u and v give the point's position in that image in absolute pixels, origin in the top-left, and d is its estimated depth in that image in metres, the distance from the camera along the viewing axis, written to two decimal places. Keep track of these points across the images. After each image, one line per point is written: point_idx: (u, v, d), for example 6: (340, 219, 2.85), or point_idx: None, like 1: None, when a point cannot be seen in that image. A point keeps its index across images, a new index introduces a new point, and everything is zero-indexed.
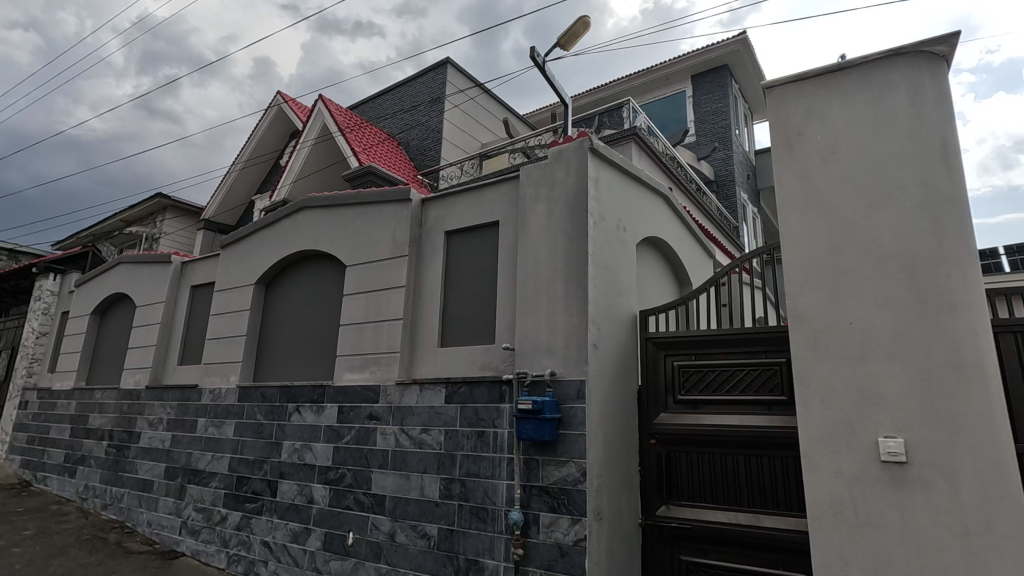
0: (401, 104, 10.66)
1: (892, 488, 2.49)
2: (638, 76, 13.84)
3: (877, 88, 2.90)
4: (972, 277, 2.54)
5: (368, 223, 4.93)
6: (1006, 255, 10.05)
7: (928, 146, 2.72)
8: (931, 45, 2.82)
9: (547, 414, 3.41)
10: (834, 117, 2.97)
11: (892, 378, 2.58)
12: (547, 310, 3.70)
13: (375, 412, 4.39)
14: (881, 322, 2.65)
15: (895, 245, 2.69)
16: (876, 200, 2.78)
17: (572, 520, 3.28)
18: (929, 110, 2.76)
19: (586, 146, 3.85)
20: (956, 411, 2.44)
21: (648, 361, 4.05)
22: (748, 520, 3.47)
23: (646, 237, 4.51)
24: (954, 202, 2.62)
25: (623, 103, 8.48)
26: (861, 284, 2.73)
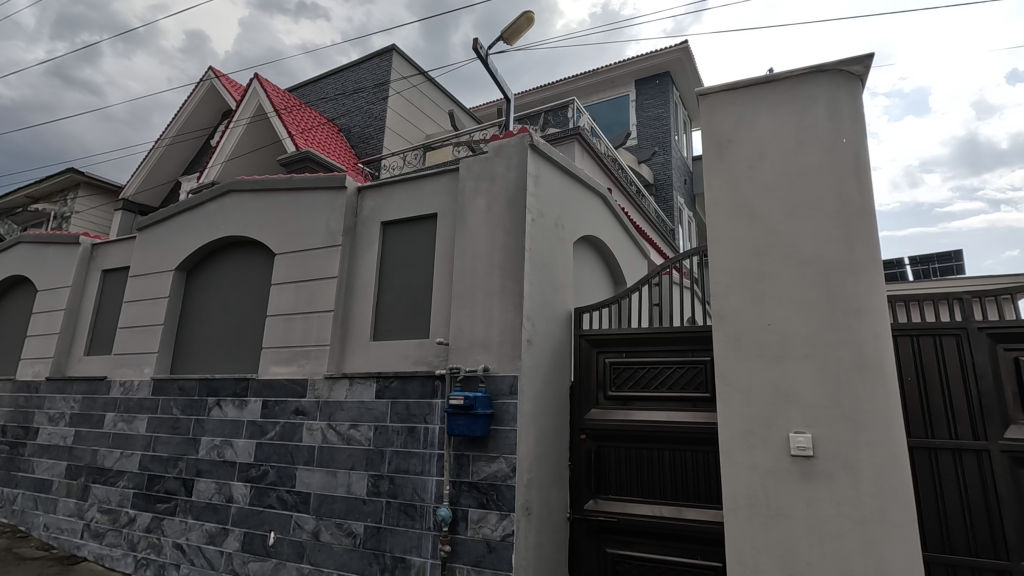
0: (342, 89, 10.30)
1: (801, 481, 2.64)
2: (584, 78, 14.05)
3: (800, 102, 3.05)
4: (877, 284, 2.72)
5: (300, 210, 4.72)
6: (910, 265, 10.99)
7: (843, 160, 2.90)
8: (848, 65, 3.01)
9: (478, 410, 3.37)
10: (761, 128, 3.10)
11: (804, 376, 2.73)
12: (483, 305, 3.68)
13: (302, 407, 4.23)
14: (796, 323, 2.80)
15: (811, 252, 2.84)
16: (796, 207, 2.93)
17: (500, 515, 3.28)
18: (846, 126, 2.94)
19: (527, 142, 3.85)
20: (859, 408, 2.61)
21: (581, 358, 4.12)
22: (670, 513, 3.60)
23: (584, 235, 4.58)
24: (863, 214, 2.80)
25: (568, 103, 8.57)
26: (779, 288, 2.87)
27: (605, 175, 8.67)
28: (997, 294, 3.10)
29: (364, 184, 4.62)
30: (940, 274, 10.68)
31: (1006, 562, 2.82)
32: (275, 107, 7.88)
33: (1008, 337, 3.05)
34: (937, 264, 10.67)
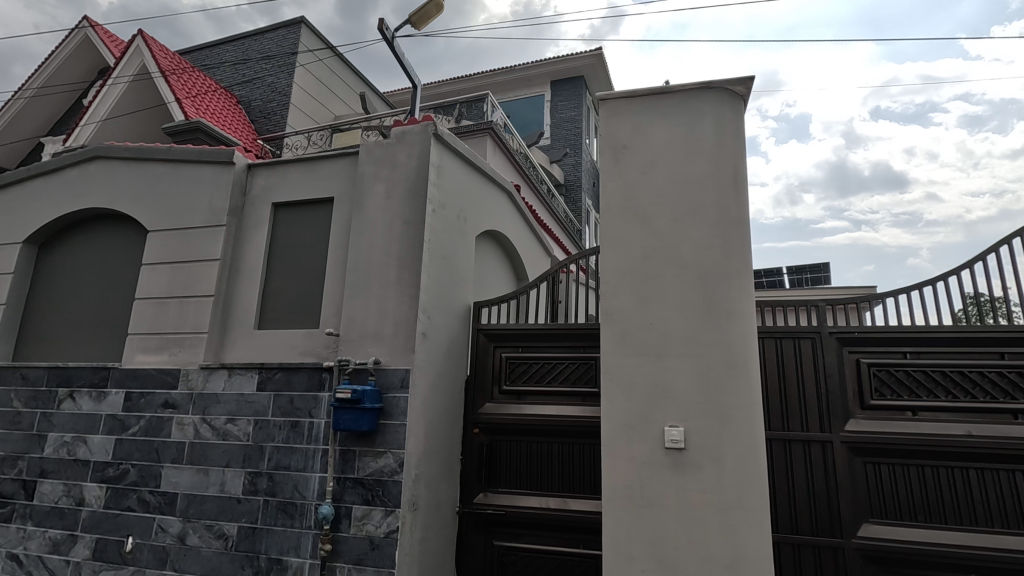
0: (242, 58, 9.55)
1: (672, 471, 2.81)
2: (502, 73, 14.10)
3: (689, 114, 3.24)
4: (747, 290, 2.97)
5: (180, 184, 4.30)
6: (788, 274, 12.15)
7: (724, 173, 3.12)
8: (731, 86, 3.24)
9: (366, 404, 3.26)
10: (653, 136, 3.25)
11: (680, 373, 2.91)
12: (377, 296, 3.56)
13: (172, 400, 3.86)
14: (676, 323, 2.97)
15: (692, 257, 3.03)
16: (681, 214, 3.10)
17: (385, 512, 3.20)
18: (729, 142, 3.16)
19: (430, 130, 3.77)
20: (726, 404, 2.83)
21: (478, 352, 4.12)
22: (556, 504, 3.70)
23: (488, 230, 4.59)
24: (738, 224, 3.03)
25: (484, 97, 8.54)
26: (663, 289, 3.02)
27: (517, 171, 8.75)
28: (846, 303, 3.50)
29: (255, 161, 4.31)
30: (811, 283, 11.90)
31: (840, 539, 3.19)
32: (161, 67, 7.14)
33: (852, 341, 3.46)
34: (809, 275, 11.90)
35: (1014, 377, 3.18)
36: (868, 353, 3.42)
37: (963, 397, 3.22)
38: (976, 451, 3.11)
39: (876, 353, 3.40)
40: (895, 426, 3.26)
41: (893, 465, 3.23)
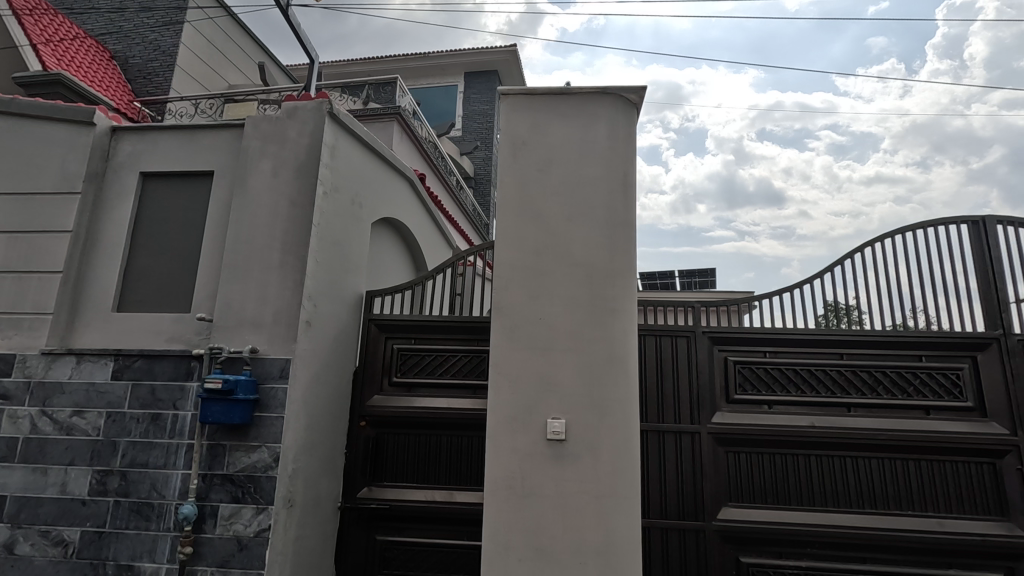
0: (117, 7, 8.51)
1: (553, 462, 2.89)
2: (414, 59, 13.78)
3: (586, 117, 3.34)
4: (630, 289, 3.13)
5: (26, 142, 3.74)
6: (679, 277, 13.01)
7: (614, 176, 3.25)
8: (625, 94, 3.38)
9: (239, 395, 3.04)
10: (551, 134, 3.32)
11: (565, 367, 3.00)
12: (258, 280, 3.33)
13: (4, 390, 3.36)
14: (563, 319, 3.06)
15: (582, 255, 3.13)
16: (573, 213, 3.19)
17: (256, 510, 3.01)
18: (620, 146, 3.31)
19: (325, 109, 3.59)
20: (606, 397, 2.96)
21: (368, 343, 3.99)
22: (442, 496, 3.68)
23: (385, 217, 4.45)
24: (625, 226, 3.18)
25: (394, 81, 8.28)
26: (553, 285, 3.10)
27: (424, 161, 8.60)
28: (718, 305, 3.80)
29: (121, 124, 3.85)
30: (698, 287, 12.84)
31: (701, 522, 3.46)
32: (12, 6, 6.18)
33: (721, 341, 3.76)
34: (698, 279, 12.82)
35: (850, 375, 3.63)
36: (735, 351, 3.75)
37: (809, 393, 3.62)
38: (817, 440, 3.50)
39: (741, 351, 3.74)
40: (753, 418, 3.60)
41: (749, 453, 3.56)
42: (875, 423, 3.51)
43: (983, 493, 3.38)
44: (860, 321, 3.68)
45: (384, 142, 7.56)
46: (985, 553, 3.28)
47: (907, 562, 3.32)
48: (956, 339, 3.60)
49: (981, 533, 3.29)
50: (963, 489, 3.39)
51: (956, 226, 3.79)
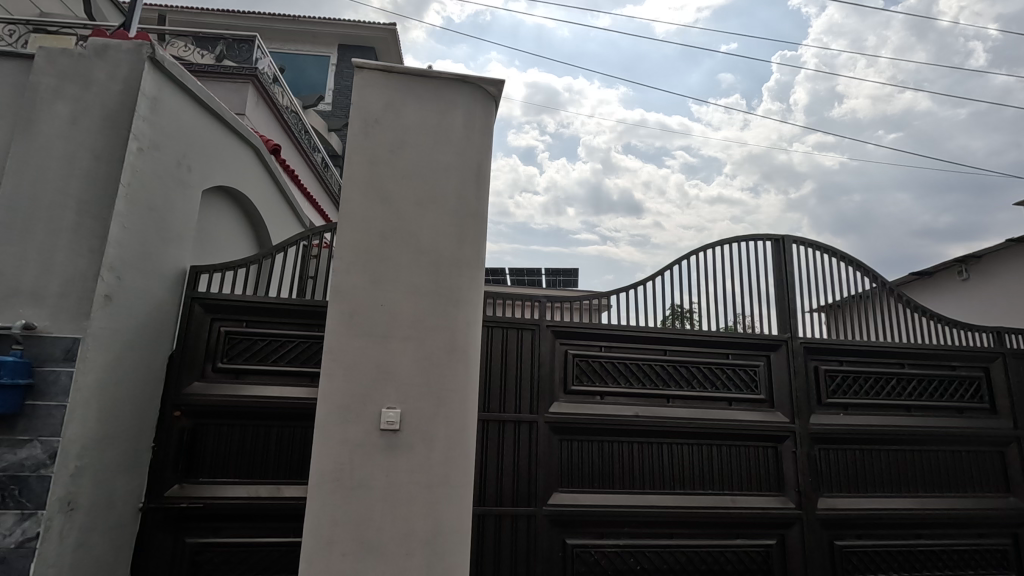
0: None
1: (385, 453, 2.81)
2: (282, 20, 12.69)
3: (443, 103, 3.29)
4: (476, 279, 3.17)
5: None
6: (546, 274, 13.50)
7: (468, 166, 3.27)
8: (486, 86, 3.41)
9: (4, 378, 2.52)
10: (406, 116, 3.21)
11: (404, 356, 2.93)
12: (42, 243, 2.80)
13: None
14: (406, 306, 2.98)
15: (429, 243, 3.09)
16: (424, 199, 3.13)
17: (21, 516, 2.53)
18: (475, 137, 3.33)
19: (145, 53, 3.11)
20: (443, 386, 2.96)
21: (190, 325, 3.54)
22: (268, 492, 3.41)
23: (220, 186, 4.01)
24: (475, 217, 3.21)
25: (252, 39, 7.52)
26: (397, 271, 3.01)
27: (283, 132, 7.93)
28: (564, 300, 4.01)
29: None
30: (563, 285, 13.45)
31: (533, 508, 3.60)
32: None
33: (562, 335, 3.95)
34: (562, 278, 13.43)
35: (671, 369, 4.01)
36: (574, 345, 3.96)
37: (636, 384, 3.94)
38: (639, 429, 3.83)
39: (580, 345, 3.96)
40: (586, 408, 3.83)
41: (581, 442, 3.78)
42: (688, 413, 3.92)
43: (766, 472, 3.94)
44: (696, 322, 4.10)
45: (235, 104, 6.83)
46: (765, 524, 3.83)
47: (705, 535, 3.76)
48: (756, 340, 4.15)
49: (763, 507, 3.83)
50: (752, 470, 3.93)
51: (762, 242, 4.37)
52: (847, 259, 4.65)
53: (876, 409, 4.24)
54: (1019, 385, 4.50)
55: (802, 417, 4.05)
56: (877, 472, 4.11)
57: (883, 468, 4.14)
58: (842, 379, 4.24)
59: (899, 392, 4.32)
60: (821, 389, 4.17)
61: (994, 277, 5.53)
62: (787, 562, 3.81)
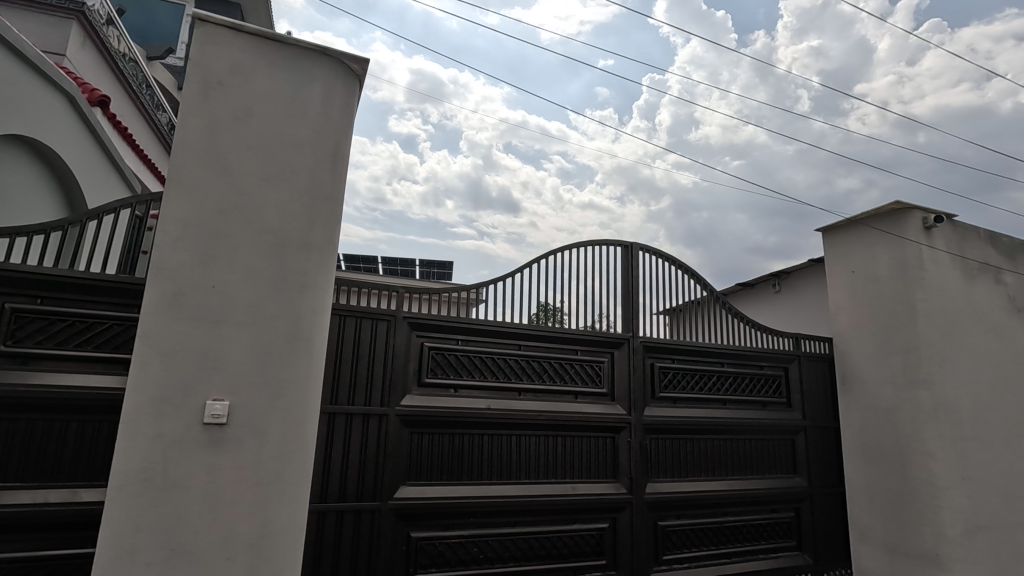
0: None
1: (207, 449, 2.55)
2: None
3: (300, 74, 3.07)
4: (326, 265, 3.00)
5: None
6: (421, 266, 13.18)
7: (324, 145, 3.08)
8: (349, 62, 3.24)
9: None
10: (255, 82, 2.94)
11: (237, 344, 2.68)
12: None
13: None
14: (242, 289, 2.73)
15: (273, 223, 2.86)
16: (270, 174, 2.89)
17: None
18: (334, 116, 3.14)
19: None
20: (282, 377, 2.76)
21: None
22: (60, 497, 2.92)
23: (14, 134, 3.34)
24: (328, 199, 3.04)
25: None
26: (235, 251, 2.74)
27: (118, 84, 6.89)
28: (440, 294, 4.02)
29: None
30: (437, 278, 13.23)
31: (378, 502, 3.51)
32: None
33: (418, 326, 3.90)
34: (436, 271, 13.22)
35: (524, 364, 4.15)
36: (430, 338, 3.93)
37: (490, 378, 4.03)
38: (490, 421, 3.91)
39: (436, 338, 3.94)
40: (438, 401, 3.83)
41: (431, 434, 3.77)
42: (537, 405, 4.10)
43: (603, 461, 4.25)
44: (560, 321, 4.32)
45: (52, 43, 5.77)
46: (599, 509, 4.12)
47: (546, 521, 3.95)
48: (603, 338, 4.45)
49: (599, 493, 4.12)
50: (592, 459, 4.21)
51: (614, 248, 4.69)
52: (686, 268, 5.16)
53: (699, 403, 4.76)
54: (809, 383, 5.33)
55: (637, 410, 4.43)
56: (696, 458, 4.63)
57: (701, 455, 4.66)
58: (673, 375, 4.70)
59: (718, 388, 4.90)
60: (655, 384, 4.59)
61: (798, 291, 6.50)
62: (616, 543, 4.14)
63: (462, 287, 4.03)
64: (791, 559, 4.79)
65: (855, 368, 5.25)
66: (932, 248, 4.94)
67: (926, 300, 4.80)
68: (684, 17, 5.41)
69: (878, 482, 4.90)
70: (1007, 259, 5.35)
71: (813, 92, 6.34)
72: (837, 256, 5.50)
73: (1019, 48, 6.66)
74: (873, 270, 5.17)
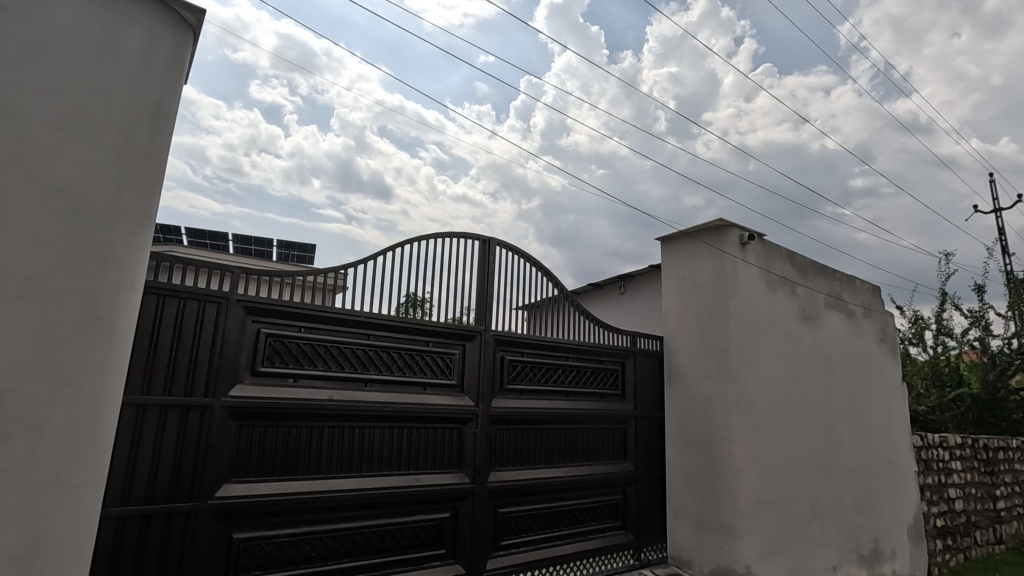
0: None
1: None
2: None
3: (114, 13, 2.65)
4: (132, 237, 2.66)
5: None
6: (279, 248, 12.19)
7: (140, 100, 2.72)
8: (180, 10, 2.90)
9: None
10: (55, 8, 2.44)
11: (9, 322, 2.20)
12: None
13: None
14: (20, 256, 2.25)
15: (69, 181, 2.42)
16: (67, 124, 2.44)
17: None
18: (155, 68, 2.80)
19: None
20: (69, 362, 2.37)
21: None
22: None
23: None
24: (141, 161, 2.71)
25: None
26: (11, 209, 2.23)
27: None
28: (299, 279, 3.86)
29: None
30: (297, 261, 12.31)
31: (194, 503, 3.18)
32: None
33: (255, 311, 3.59)
34: (297, 253, 12.30)
35: (372, 354, 4.03)
36: (269, 323, 3.65)
37: (335, 368, 3.85)
38: (331, 413, 3.74)
39: (275, 325, 3.67)
40: (272, 392, 3.57)
41: (264, 427, 3.51)
42: (383, 396, 4.00)
43: (449, 451, 4.28)
44: (419, 312, 4.30)
45: None
46: (442, 499, 4.16)
47: (386, 514, 3.89)
48: (455, 330, 4.48)
49: (442, 483, 4.16)
50: (437, 450, 4.22)
51: (472, 241, 4.74)
52: (540, 266, 5.39)
53: (543, 394, 5.01)
54: (641, 378, 5.87)
55: (485, 401, 4.53)
56: (538, 447, 4.87)
57: (542, 443, 4.91)
58: (521, 368, 4.88)
59: (562, 380, 5.20)
60: (503, 376, 4.73)
61: (640, 293, 7.11)
62: (457, 531, 4.21)
63: (324, 271, 3.90)
64: (616, 537, 5.25)
65: (679, 364, 5.88)
66: (745, 262, 5.70)
67: (738, 307, 5.54)
68: (563, 27, 5.66)
69: (691, 464, 5.55)
70: (800, 274, 6.36)
71: (670, 114, 6.92)
72: (671, 263, 6.12)
73: (826, 99, 7.95)
74: (698, 278, 5.83)
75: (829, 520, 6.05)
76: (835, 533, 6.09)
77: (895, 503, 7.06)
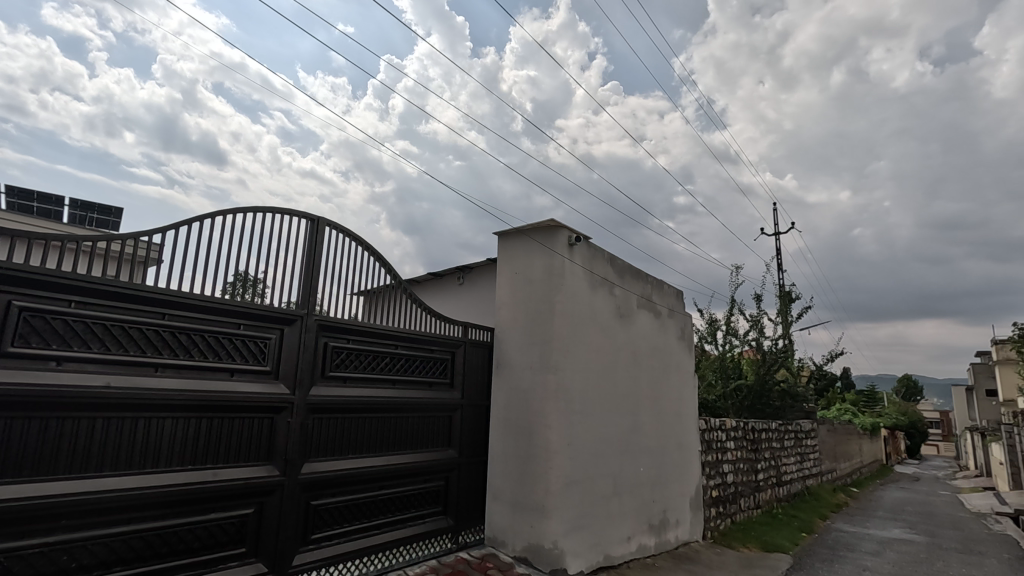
0: None
1: None
2: None
3: None
4: None
5: None
6: (70, 207, 10.24)
7: None
8: None
9: None
10: None
11: None
12: None
13: None
14: None
15: None
16: None
17: None
18: None
19: None
20: None
21: None
22: None
23: None
24: None
25: None
26: None
27: None
28: (74, 245, 3.27)
29: None
30: (96, 225, 10.46)
31: None
32: None
33: (6, 279, 2.97)
34: (96, 216, 10.44)
35: (166, 336, 3.58)
36: (27, 295, 3.04)
37: (116, 350, 3.34)
38: (108, 401, 3.25)
39: (36, 297, 3.07)
40: (27, 376, 2.99)
41: (11, 419, 2.92)
42: (179, 383, 3.58)
43: (256, 443, 3.98)
44: (229, 291, 3.90)
45: None
46: (245, 494, 3.85)
47: (175, 514, 3.49)
48: (273, 314, 4.16)
49: (246, 477, 3.85)
50: (243, 441, 3.90)
51: (298, 220, 4.44)
52: (374, 252, 5.24)
53: (368, 382, 4.90)
54: (470, 367, 6.03)
55: (302, 389, 4.28)
56: (359, 436, 4.75)
57: (363, 432, 4.80)
58: (345, 355, 4.71)
59: (388, 368, 5.13)
60: (325, 364, 4.51)
61: (477, 285, 7.28)
62: (261, 528, 3.94)
63: (109, 238, 3.35)
64: (434, 522, 5.34)
65: (506, 355, 6.16)
66: (571, 262, 6.15)
67: (562, 303, 5.96)
68: None
69: (511, 450, 5.86)
70: (619, 277, 7.04)
71: None
72: (507, 258, 6.36)
73: None
74: (530, 274, 6.15)
75: (627, 496, 6.82)
76: (631, 507, 6.88)
77: (681, 477, 8.19)
